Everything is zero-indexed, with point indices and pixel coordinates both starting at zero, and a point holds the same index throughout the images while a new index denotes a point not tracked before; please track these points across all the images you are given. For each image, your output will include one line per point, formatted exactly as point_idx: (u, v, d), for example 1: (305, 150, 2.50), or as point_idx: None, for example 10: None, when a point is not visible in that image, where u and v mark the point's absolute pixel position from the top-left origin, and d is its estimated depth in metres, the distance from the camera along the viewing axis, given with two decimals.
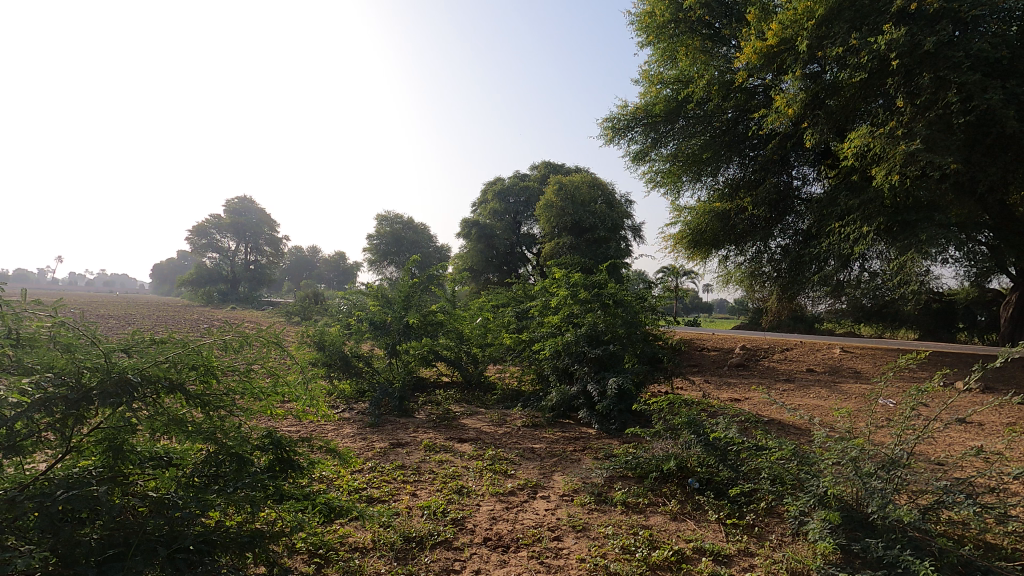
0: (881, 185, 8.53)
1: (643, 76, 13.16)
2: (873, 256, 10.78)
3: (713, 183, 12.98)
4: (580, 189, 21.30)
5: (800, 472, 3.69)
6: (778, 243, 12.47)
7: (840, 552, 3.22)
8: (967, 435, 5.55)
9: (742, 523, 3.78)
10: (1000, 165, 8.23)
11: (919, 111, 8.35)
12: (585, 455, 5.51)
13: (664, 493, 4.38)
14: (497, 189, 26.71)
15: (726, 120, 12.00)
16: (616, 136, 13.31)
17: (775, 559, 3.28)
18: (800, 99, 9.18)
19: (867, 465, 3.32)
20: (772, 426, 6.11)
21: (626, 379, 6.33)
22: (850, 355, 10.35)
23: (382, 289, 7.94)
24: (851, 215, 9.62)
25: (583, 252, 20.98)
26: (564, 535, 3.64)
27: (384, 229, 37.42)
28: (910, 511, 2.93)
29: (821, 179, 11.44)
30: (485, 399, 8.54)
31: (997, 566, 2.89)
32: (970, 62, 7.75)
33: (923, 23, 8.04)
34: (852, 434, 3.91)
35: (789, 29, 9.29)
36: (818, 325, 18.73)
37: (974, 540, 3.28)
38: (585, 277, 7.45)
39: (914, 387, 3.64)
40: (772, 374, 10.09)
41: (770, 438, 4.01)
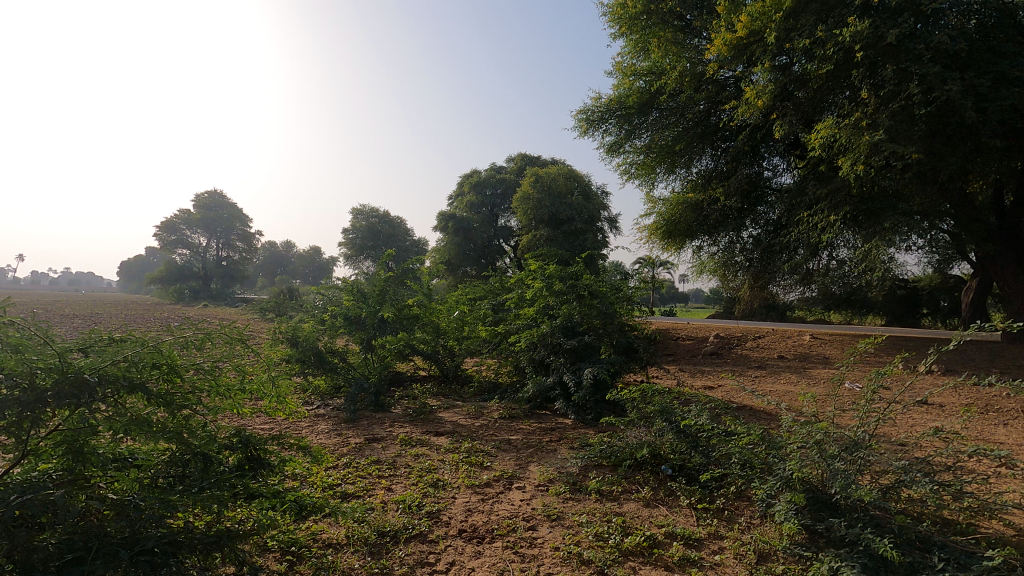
0: (847, 175, 8.71)
1: (617, 68, 13.21)
2: (841, 244, 11.07)
3: (687, 174, 13.13)
4: (557, 180, 21.34)
5: (768, 455, 3.76)
6: (751, 233, 12.64)
7: (805, 533, 3.32)
8: (929, 417, 5.78)
9: (713, 507, 3.86)
10: (960, 155, 8.48)
11: (883, 102, 8.51)
12: (562, 445, 5.55)
13: (637, 481, 4.44)
14: (474, 181, 26.65)
15: (699, 111, 12.17)
16: (591, 127, 13.40)
17: (743, 542, 3.36)
18: (770, 90, 9.33)
19: (830, 447, 3.42)
20: (743, 412, 6.27)
21: (601, 369, 6.40)
22: (820, 341, 10.62)
23: (357, 283, 7.94)
24: (819, 205, 9.87)
25: (560, 243, 21.14)
26: (539, 525, 3.67)
27: (360, 223, 37.27)
28: (870, 491, 3.04)
29: (791, 169, 11.65)
30: (463, 392, 8.52)
31: (952, 541, 3.01)
32: (931, 54, 7.93)
33: (886, 15, 8.20)
34: (817, 418, 4.02)
35: (758, 22, 9.30)
36: (789, 313, 19.23)
37: (932, 516, 3.41)
38: (561, 269, 7.50)
39: (875, 370, 3.76)
40: (744, 361, 10.30)
41: (739, 424, 4.07)
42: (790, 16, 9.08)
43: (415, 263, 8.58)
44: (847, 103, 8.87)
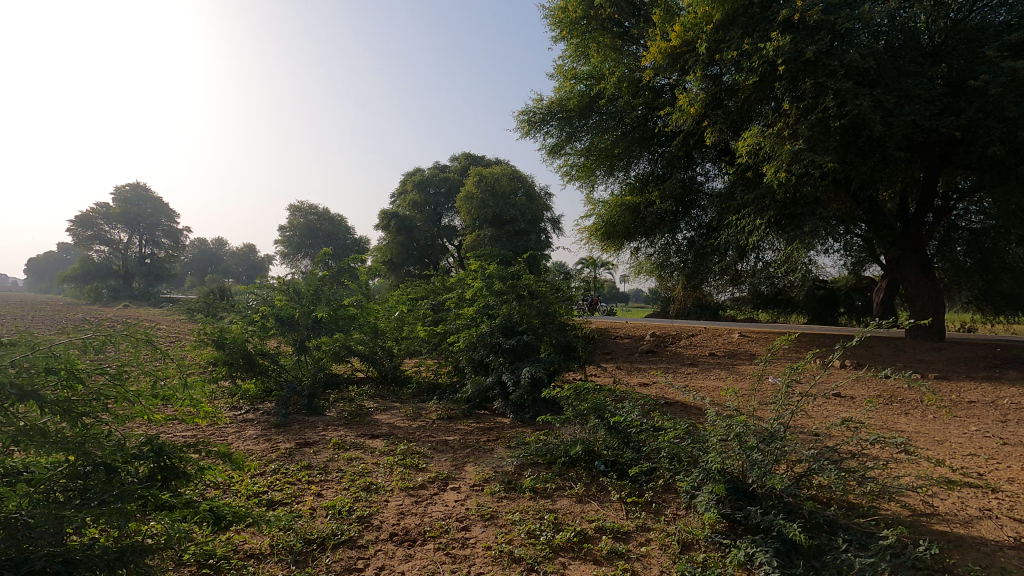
0: (771, 181, 9.21)
1: (558, 71, 13.41)
2: (766, 247, 11.70)
3: (625, 177, 13.49)
4: (500, 181, 21.40)
5: (693, 448, 3.92)
6: (685, 236, 13.12)
7: (725, 521, 3.48)
8: (841, 408, 6.21)
9: (641, 500, 3.98)
10: (869, 165, 9.15)
11: (803, 113, 9.06)
12: (498, 445, 5.57)
13: (571, 477, 4.52)
14: (417, 179, 26.32)
15: (636, 117, 12.54)
16: (533, 128, 13.59)
17: (669, 532, 3.48)
18: (702, 98, 9.73)
19: (749, 439, 3.60)
20: (675, 408, 6.51)
21: (539, 368, 6.46)
22: (747, 339, 11.17)
23: (290, 282, 7.63)
24: (746, 209, 10.39)
25: (504, 243, 21.22)
26: (472, 525, 3.67)
27: (298, 220, 36.08)
28: (782, 479, 3.22)
29: (722, 174, 12.20)
30: (401, 393, 8.39)
31: (854, 523, 3.25)
32: (844, 70, 8.51)
33: (805, 32, 8.74)
34: (739, 412, 4.22)
35: (691, 32, 9.72)
36: (721, 313, 20.16)
37: (839, 501, 3.65)
38: (500, 269, 7.52)
39: (790, 365, 3.99)
40: (678, 359, 10.70)
41: (666, 419, 4.22)
42: (720, 29, 9.52)
43: (352, 262, 8.34)
44: (771, 113, 9.37)
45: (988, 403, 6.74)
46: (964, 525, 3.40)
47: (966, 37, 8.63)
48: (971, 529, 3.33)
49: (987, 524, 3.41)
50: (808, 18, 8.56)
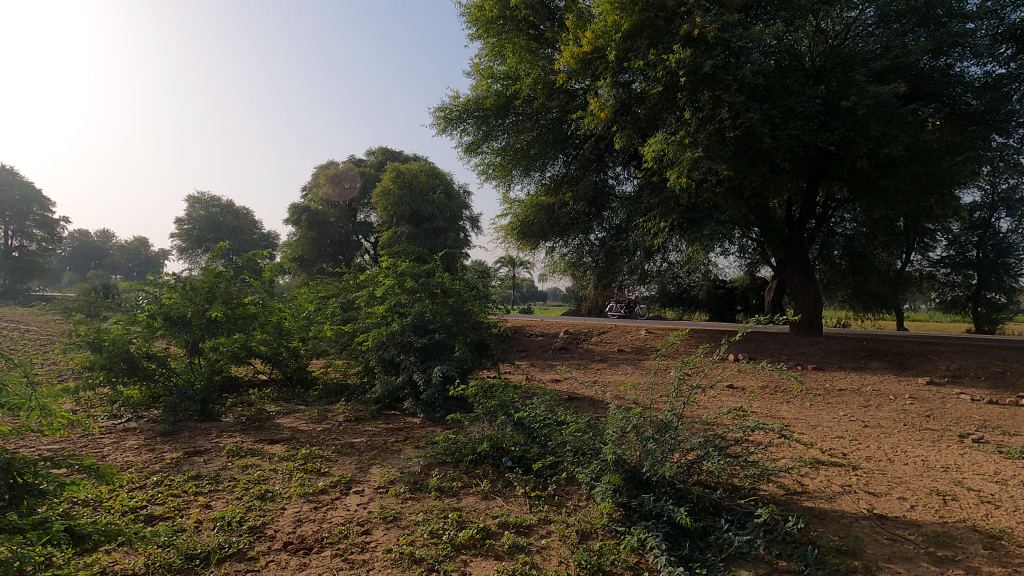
0: (674, 186, 9.75)
1: (475, 69, 13.39)
2: (671, 248, 12.37)
3: (541, 178, 13.74)
4: (418, 177, 21.07)
5: (594, 441, 4.05)
6: (597, 236, 13.57)
7: (622, 509, 3.63)
8: (733, 399, 6.68)
9: (545, 493, 4.06)
10: (759, 174, 9.93)
11: (702, 123, 9.65)
12: (407, 445, 5.48)
13: (478, 475, 4.53)
14: (330, 172, 25.31)
15: (551, 119, 12.81)
16: (449, 125, 13.46)
17: (569, 523, 3.58)
18: (611, 104, 10.10)
19: (645, 430, 3.78)
20: (583, 403, 6.72)
21: (450, 366, 6.41)
22: (652, 335, 11.76)
23: (182, 279, 7.04)
24: (652, 212, 10.93)
25: (421, 241, 20.91)
26: (373, 528, 3.57)
27: (197, 212, 33.49)
28: (672, 467, 3.41)
29: (631, 178, 12.74)
30: (307, 396, 8.02)
31: (735, 504, 3.50)
32: (738, 85, 9.17)
33: (704, 47, 9.31)
34: (637, 404, 4.41)
35: (601, 39, 10.09)
36: (632, 310, 21.12)
37: (724, 484, 3.93)
38: (413, 267, 7.38)
39: (682, 359, 4.23)
40: (589, 355, 11.06)
41: (569, 414, 4.34)
42: (628, 38, 9.93)
43: (254, 257, 7.84)
44: (674, 122, 9.91)
45: (854, 391, 7.54)
46: (829, 500, 3.77)
47: (841, 61, 9.57)
48: (835, 503, 3.69)
49: (847, 498, 3.79)
50: (707, 34, 9.13)
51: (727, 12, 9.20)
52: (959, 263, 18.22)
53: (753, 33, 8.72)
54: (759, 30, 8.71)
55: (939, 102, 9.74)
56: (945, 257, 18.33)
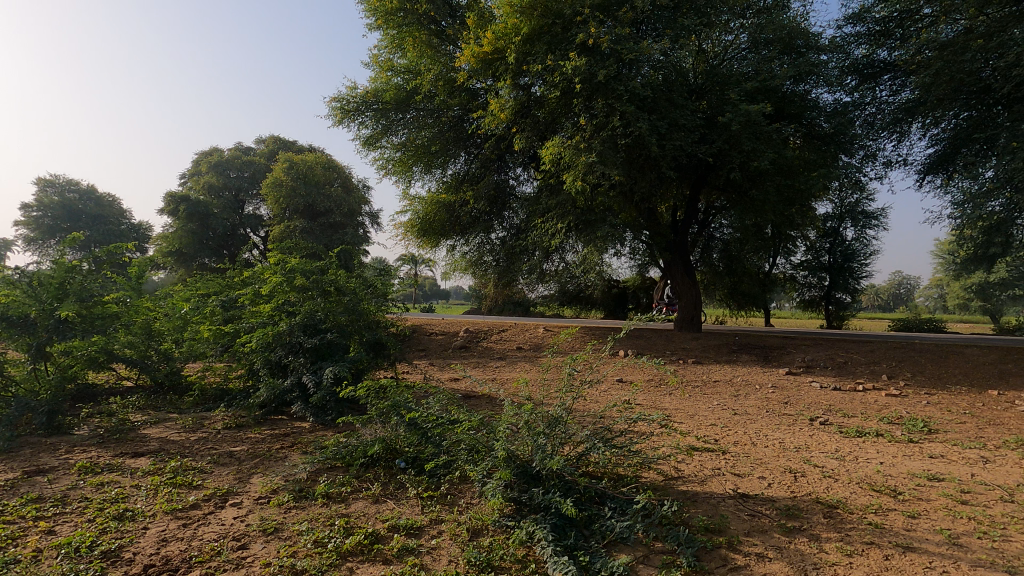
0: (570, 189, 10.09)
1: (373, 60, 12.99)
2: (568, 249, 12.81)
3: (442, 175, 13.63)
4: (313, 169, 20.03)
5: (487, 439, 4.07)
6: (497, 236, 13.71)
7: (513, 504, 3.69)
8: (621, 393, 7.06)
9: (437, 493, 4.03)
10: (648, 180, 10.56)
11: (596, 130, 10.07)
12: (293, 452, 5.18)
13: (369, 478, 4.39)
14: (213, 160, 23.35)
15: (452, 116, 12.74)
16: (346, 117, 12.93)
17: (460, 522, 3.58)
18: (511, 106, 10.25)
19: (535, 426, 3.86)
20: (480, 401, 6.76)
21: (343, 367, 6.11)
22: (549, 333, 12.11)
23: (26, 272, 6.17)
24: (550, 213, 11.25)
25: (316, 236, 19.91)
26: (250, 542, 3.34)
27: (49, 197, 29.47)
28: (560, 460, 3.52)
29: (531, 179, 13.01)
30: (181, 403, 7.32)
31: (618, 492, 3.70)
32: (629, 95, 9.68)
33: (598, 57, 9.73)
34: (530, 400, 4.51)
35: (501, 41, 10.26)
36: (532, 309, 21.65)
37: (609, 474, 4.13)
38: (303, 263, 6.98)
39: (572, 356, 4.37)
40: (488, 353, 11.15)
41: (463, 412, 4.33)
42: (527, 42, 10.14)
43: (117, 251, 7.03)
44: (571, 127, 10.26)
45: (726, 381, 8.28)
46: (700, 483, 4.10)
47: (718, 80, 10.43)
48: (705, 486, 4.03)
49: (716, 480, 4.15)
50: (601, 45, 9.54)
51: (619, 26, 9.69)
52: (814, 267, 20.79)
53: (642, 47, 9.26)
54: (647, 46, 9.26)
55: (799, 123, 10.94)
56: (803, 261, 20.83)
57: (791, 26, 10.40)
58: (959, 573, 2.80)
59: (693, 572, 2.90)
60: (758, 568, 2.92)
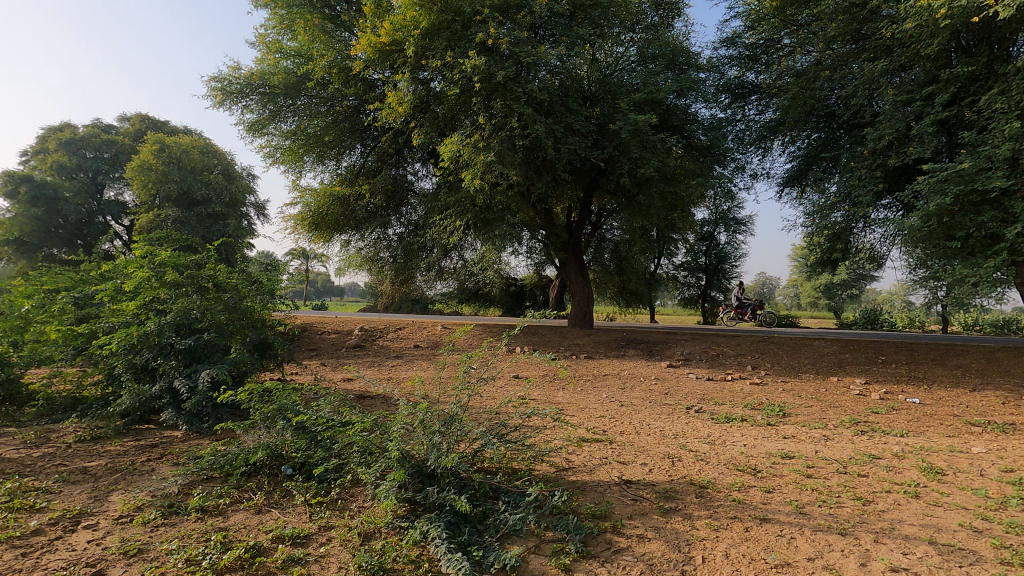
0: (468, 187, 10.12)
1: (260, 40, 12.13)
2: (466, 247, 12.84)
3: (336, 167, 13.07)
4: (189, 153, 18.32)
5: (381, 440, 3.97)
6: (395, 232, 13.41)
7: (407, 504, 3.63)
8: (517, 389, 7.23)
9: (327, 499, 3.87)
10: (544, 182, 10.87)
11: (495, 129, 10.19)
12: (162, 464, 4.71)
13: (250, 487, 4.11)
14: (64, 136, 20.52)
15: (347, 106, 12.26)
16: (227, 99, 11.96)
17: (351, 527, 3.47)
18: (410, 100, 10.06)
19: (431, 424, 3.84)
20: (375, 401, 6.60)
21: (222, 370, 5.63)
22: (447, 330, 12.08)
23: None
24: (448, 210, 11.20)
25: (192, 227, 18.21)
26: (108, 567, 2.99)
27: None
28: (455, 458, 3.53)
29: (429, 175, 12.88)
30: (20, 415, 6.37)
31: (512, 486, 3.79)
32: (527, 97, 9.89)
33: (497, 58, 9.84)
34: (426, 399, 4.47)
35: (400, 33, 9.98)
36: (430, 306, 21.49)
37: (504, 468, 4.22)
38: (175, 257, 6.33)
39: (468, 353, 4.38)
40: (384, 352, 10.88)
41: (355, 413, 4.19)
42: (426, 36, 10.01)
43: None
44: (470, 125, 10.29)
45: (615, 374, 8.79)
46: (589, 472, 4.31)
47: (610, 89, 10.99)
48: (593, 475, 4.24)
49: (604, 469, 4.39)
50: (500, 46, 9.66)
51: (518, 28, 9.87)
52: (693, 268, 22.68)
53: (540, 52, 9.51)
54: (544, 50, 9.52)
55: (680, 134, 11.83)
56: (683, 262, 22.64)
57: (674, 44, 11.20)
58: (803, 537, 3.20)
59: (581, 558, 3.05)
60: (639, 548, 3.13)
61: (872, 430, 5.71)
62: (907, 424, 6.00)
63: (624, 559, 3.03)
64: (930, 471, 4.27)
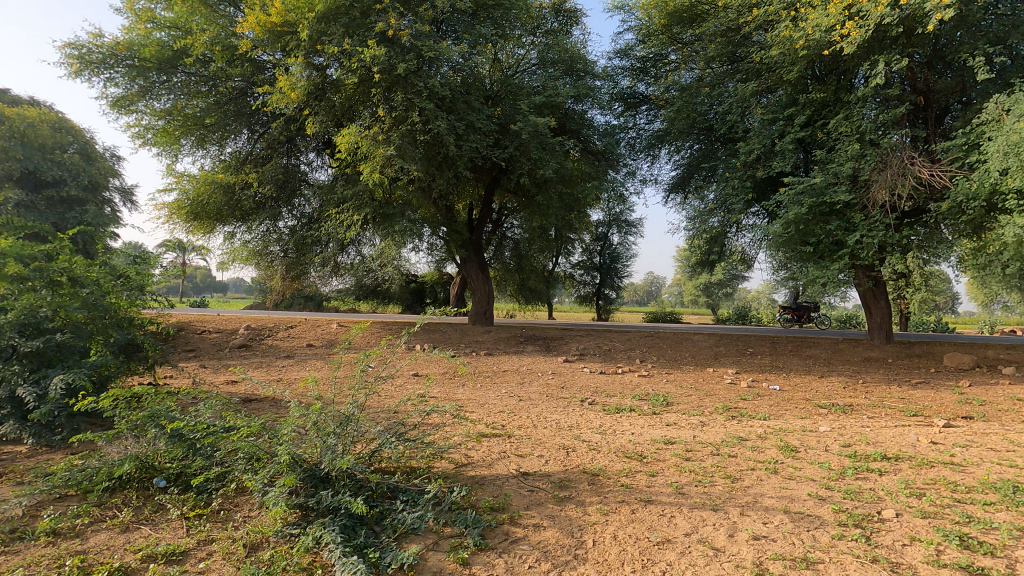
0: (367, 180, 9.81)
1: (128, 7, 10.88)
2: (365, 242, 12.46)
3: (218, 153, 12.06)
4: (37, 128, 16.00)
5: (270, 445, 3.75)
6: (286, 224, 12.65)
7: (298, 511, 3.47)
8: (415, 387, 7.15)
9: (207, 511, 3.59)
10: (445, 178, 10.81)
11: (395, 122, 9.97)
12: (2, 484, 4.10)
13: (114, 505, 3.69)
14: None
15: (232, 88, 11.38)
16: (86, 69, 10.58)
17: (235, 538, 3.25)
18: (303, 86, 9.55)
19: (326, 426, 3.69)
20: (263, 404, 6.22)
21: (80, 375, 5.00)
22: (343, 329, 11.63)
23: None
24: (345, 203, 10.78)
25: (41, 213, 15.93)
26: None
27: None
28: (350, 460, 3.43)
29: (325, 167, 12.33)
30: None
31: (410, 484, 3.75)
32: (428, 92, 9.77)
33: (398, 50, 9.62)
34: (319, 400, 4.29)
35: (293, 15, 9.46)
36: (325, 303, 20.58)
37: (402, 467, 4.17)
38: (19, 246, 5.50)
39: (366, 351, 4.24)
40: (273, 352, 10.24)
41: (241, 417, 3.92)
42: (322, 20, 9.56)
43: None
44: (369, 117, 9.98)
45: (514, 370, 8.99)
46: (488, 467, 4.38)
47: (511, 90, 11.18)
48: (492, 469, 4.32)
49: (502, 462, 4.48)
50: (401, 38, 9.47)
51: (419, 21, 9.72)
52: (589, 267, 23.72)
53: (442, 48, 9.43)
54: (447, 47, 9.45)
55: (577, 138, 12.30)
56: (580, 261, 23.61)
57: (573, 51, 11.60)
58: (682, 515, 3.49)
59: (479, 550, 3.10)
60: (534, 537, 3.24)
61: (741, 414, 6.37)
62: (768, 408, 6.75)
63: (521, 548, 3.12)
64: (787, 449, 4.83)
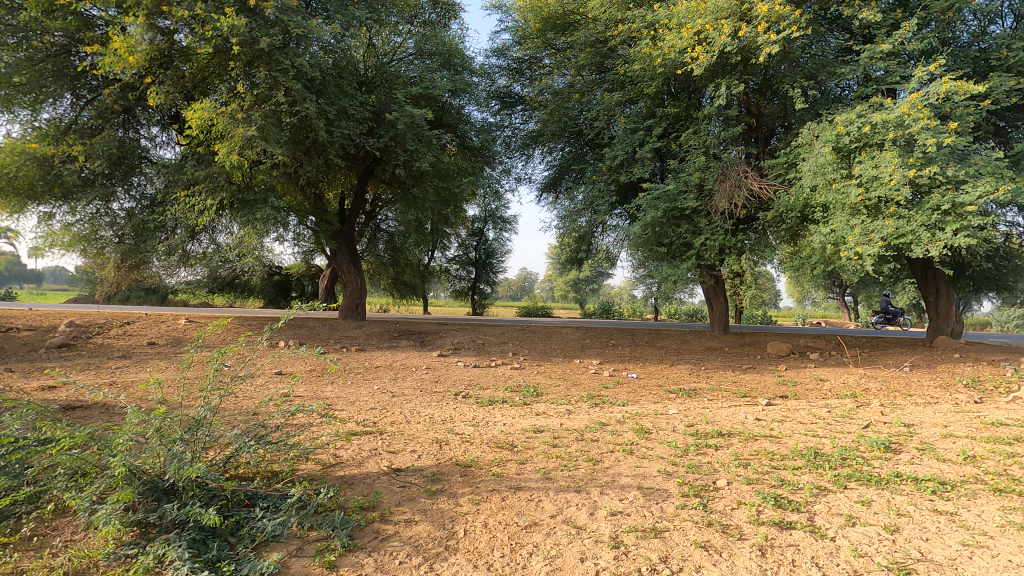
0: (224, 162, 8.94)
1: None
2: (220, 229, 11.42)
3: (30, 119, 10.18)
4: None
5: (100, 457, 3.29)
6: (122, 206, 11.09)
7: (135, 529, 3.08)
8: (278, 386, 6.70)
9: (14, 539, 3.05)
10: (313, 164, 10.19)
11: (257, 101, 9.18)
12: None
13: None
14: None
15: (50, 42, 9.68)
16: None
17: (52, 567, 2.81)
18: (145, 50, 8.44)
19: (170, 432, 3.32)
20: (92, 411, 5.43)
21: None
22: (193, 325, 10.51)
23: None
24: (197, 186, 9.72)
25: None
26: None
27: None
28: (201, 467, 3.12)
29: (171, 142, 11.09)
30: None
31: (271, 489, 3.52)
32: (295, 71, 9.12)
33: (261, 22, 8.87)
34: (163, 404, 3.84)
35: None
36: (170, 297, 18.43)
37: (262, 472, 3.89)
38: None
39: (220, 349, 3.82)
40: (104, 351, 8.94)
41: (61, 427, 3.38)
42: None
43: None
44: (226, 91, 9.09)
45: (387, 365, 8.79)
46: (357, 466, 4.24)
47: (386, 77, 10.84)
48: (362, 467, 4.19)
49: (373, 460, 4.37)
50: (264, 10, 8.74)
51: None
52: (464, 261, 23.86)
53: (312, 25, 8.87)
54: (316, 25, 8.90)
55: (454, 133, 12.26)
56: (456, 256, 23.66)
57: (451, 44, 11.44)
58: (548, 498, 3.68)
59: (347, 552, 3.00)
60: (405, 533, 3.21)
61: (603, 402, 6.85)
62: (627, 395, 7.33)
63: (392, 545, 3.08)
64: (641, 431, 5.30)
